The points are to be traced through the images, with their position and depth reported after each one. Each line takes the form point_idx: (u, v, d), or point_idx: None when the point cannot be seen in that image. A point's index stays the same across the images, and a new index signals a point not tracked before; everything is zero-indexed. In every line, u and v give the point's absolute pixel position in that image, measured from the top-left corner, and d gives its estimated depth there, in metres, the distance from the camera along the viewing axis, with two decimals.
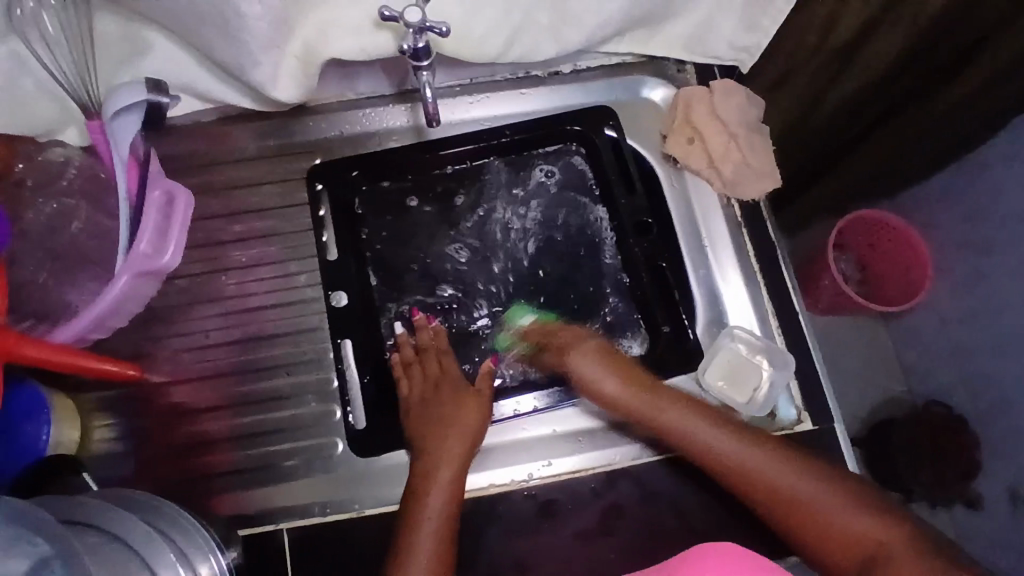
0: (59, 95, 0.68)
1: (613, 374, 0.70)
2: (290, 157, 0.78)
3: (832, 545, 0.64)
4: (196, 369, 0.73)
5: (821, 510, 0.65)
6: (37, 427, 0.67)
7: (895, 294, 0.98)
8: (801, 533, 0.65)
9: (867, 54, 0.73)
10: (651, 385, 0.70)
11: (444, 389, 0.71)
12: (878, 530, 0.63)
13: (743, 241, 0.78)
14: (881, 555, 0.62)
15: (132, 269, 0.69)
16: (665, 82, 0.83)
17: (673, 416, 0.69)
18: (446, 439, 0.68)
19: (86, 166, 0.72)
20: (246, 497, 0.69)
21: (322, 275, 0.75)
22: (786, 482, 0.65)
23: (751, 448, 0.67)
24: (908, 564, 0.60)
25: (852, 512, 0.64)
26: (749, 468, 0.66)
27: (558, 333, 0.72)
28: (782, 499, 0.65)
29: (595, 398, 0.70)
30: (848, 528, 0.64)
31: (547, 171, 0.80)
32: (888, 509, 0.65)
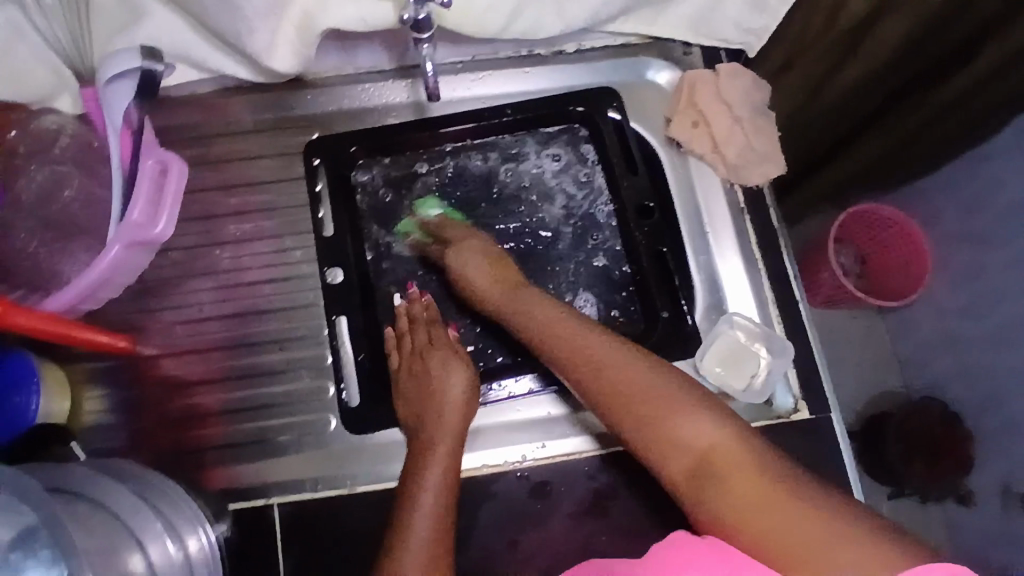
0: (53, 60, 0.67)
1: (481, 269, 0.70)
2: (288, 131, 0.77)
3: (671, 455, 0.58)
4: (189, 342, 0.72)
5: (661, 414, 0.59)
6: (25, 397, 0.66)
7: (894, 286, 0.97)
8: (636, 431, 0.59)
9: (871, 39, 0.73)
10: (516, 285, 0.69)
11: (431, 356, 0.68)
12: (720, 441, 0.56)
13: (745, 227, 0.77)
14: (711, 464, 0.55)
15: (121, 238, 0.67)
16: (671, 64, 0.81)
17: (535, 311, 0.67)
18: (439, 408, 0.66)
19: (80, 134, 0.71)
20: (236, 471, 0.69)
21: (318, 251, 0.74)
22: (631, 372, 0.61)
23: (612, 340, 0.64)
24: (747, 480, 0.53)
25: (702, 420, 0.57)
26: (594, 356, 0.63)
27: (448, 227, 0.73)
28: (617, 399, 0.61)
29: (466, 290, 0.71)
30: (697, 437, 0.57)
31: (551, 155, 0.79)
32: (744, 428, 0.57)
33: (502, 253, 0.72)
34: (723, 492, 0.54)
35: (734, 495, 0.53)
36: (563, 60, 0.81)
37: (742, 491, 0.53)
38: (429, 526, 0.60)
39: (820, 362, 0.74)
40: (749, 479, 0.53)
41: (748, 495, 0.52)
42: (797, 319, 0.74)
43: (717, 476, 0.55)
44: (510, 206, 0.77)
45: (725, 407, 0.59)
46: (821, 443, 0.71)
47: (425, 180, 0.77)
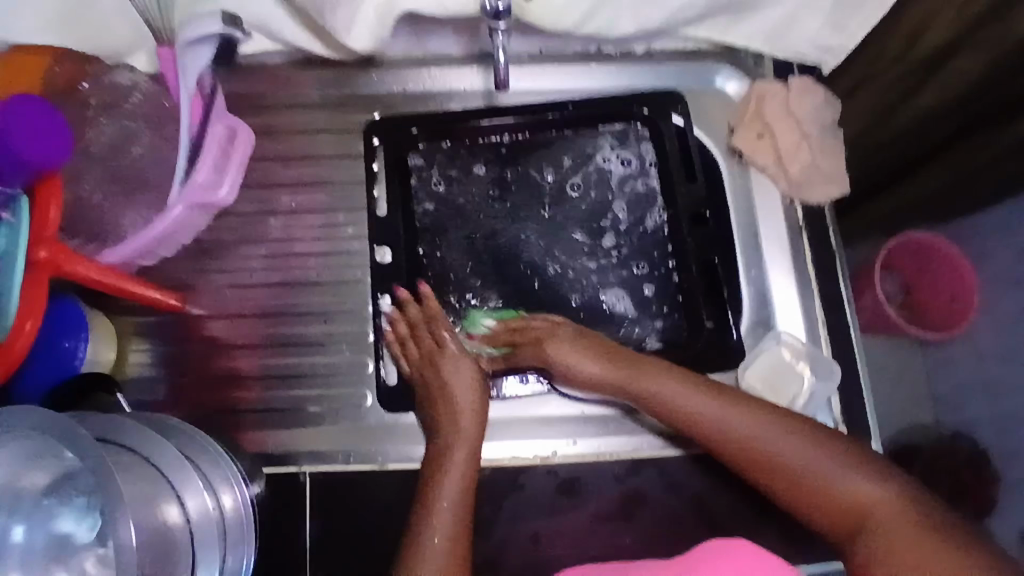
0: (135, 21, 0.71)
1: (586, 356, 0.66)
2: (350, 108, 0.78)
3: (832, 513, 0.60)
4: (236, 306, 0.73)
5: (823, 476, 0.61)
6: (74, 344, 0.67)
7: (933, 323, 0.96)
8: (816, 502, 0.61)
9: (950, 68, 0.70)
10: (629, 357, 0.66)
11: (444, 357, 0.68)
12: (882, 497, 0.59)
13: (802, 246, 0.75)
14: (871, 519, 0.59)
15: (186, 198, 0.69)
16: (740, 73, 0.80)
17: (661, 386, 0.65)
18: (453, 410, 0.66)
19: (151, 92, 0.72)
20: (269, 436, 0.70)
21: (370, 229, 0.75)
22: (796, 446, 0.62)
23: (749, 410, 0.63)
24: (899, 535, 0.57)
25: (858, 478, 0.60)
26: (741, 433, 0.63)
27: (526, 325, 0.69)
28: (785, 475, 0.62)
29: (573, 380, 0.67)
30: (854, 494, 0.60)
31: (624, 157, 0.77)
32: (893, 476, 0.60)
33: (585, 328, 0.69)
34: (885, 550, 0.57)
35: (891, 550, 0.56)
36: (630, 60, 0.80)
37: (898, 547, 0.56)
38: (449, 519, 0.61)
39: (867, 391, 0.72)
40: (908, 529, 0.57)
41: (907, 550, 0.56)
42: (847, 344, 0.73)
43: (874, 532, 0.58)
44: (570, 206, 0.76)
45: (867, 454, 0.62)
46: None
47: (482, 169, 0.76)
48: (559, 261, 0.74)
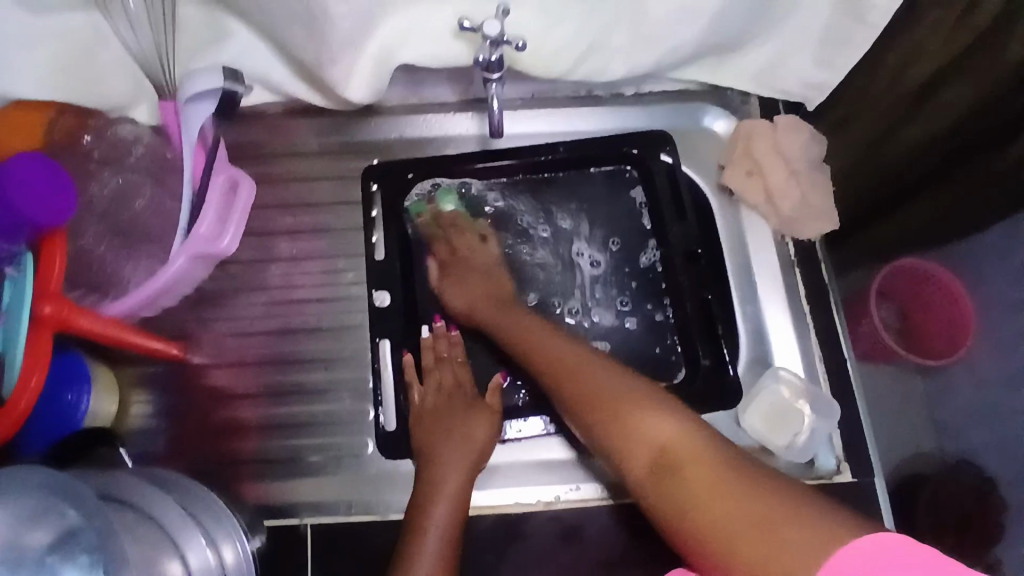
0: (134, 71, 0.70)
1: (472, 279, 0.74)
2: (349, 155, 0.79)
3: (636, 451, 0.57)
4: (237, 355, 0.74)
5: (639, 417, 0.58)
6: (77, 396, 0.67)
7: (938, 348, 0.86)
8: (623, 442, 0.58)
9: (932, 103, 0.73)
10: (506, 301, 0.72)
11: (461, 402, 0.69)
12: (688, 440, 0.56)
13: (795, 280, 0.76)
14: (674, 460, 0.55)
15: (190, 250, 0.69)
16: (728, 113, 0.82)
17: (516, 322, 0.70)
18: (459, 448, 0.67)
19: (154, 145, 0.73)
20: (270, 486, 0.69)
21: (368, 274, 0.76)
22: (618, 381, 0.61)
23: (585, 352, 0.65)
24: (700, 478, 0.53)
25: (668, 418, 0.58)
26: (570, 366, 0.64)
27: (451, 233, 0.76)
28: (602, 407, 0.60)
29: (456, 306, 0.74)
30: (659, 433, 0.57)
31: (595, 258, 0.77)
32: (703, 426, 0.57)
33: (491, 256, 0.76)
34: (682, 491, 0.54)
35: (690, 491, 0.53)
36: (621, 103, 0.82)
37: (695, 490, 0.53)
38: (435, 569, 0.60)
39: (864, 423, 0.72)
40: (708, 475, 0.53)
41: (710, 498, 0.52)
42: (844, 377, 0.73)
43: (675, 474, 0.55)
44: (559, 260, 0.78)
45: (692, 411, 0.59)
46: (863, 508, 0.69)
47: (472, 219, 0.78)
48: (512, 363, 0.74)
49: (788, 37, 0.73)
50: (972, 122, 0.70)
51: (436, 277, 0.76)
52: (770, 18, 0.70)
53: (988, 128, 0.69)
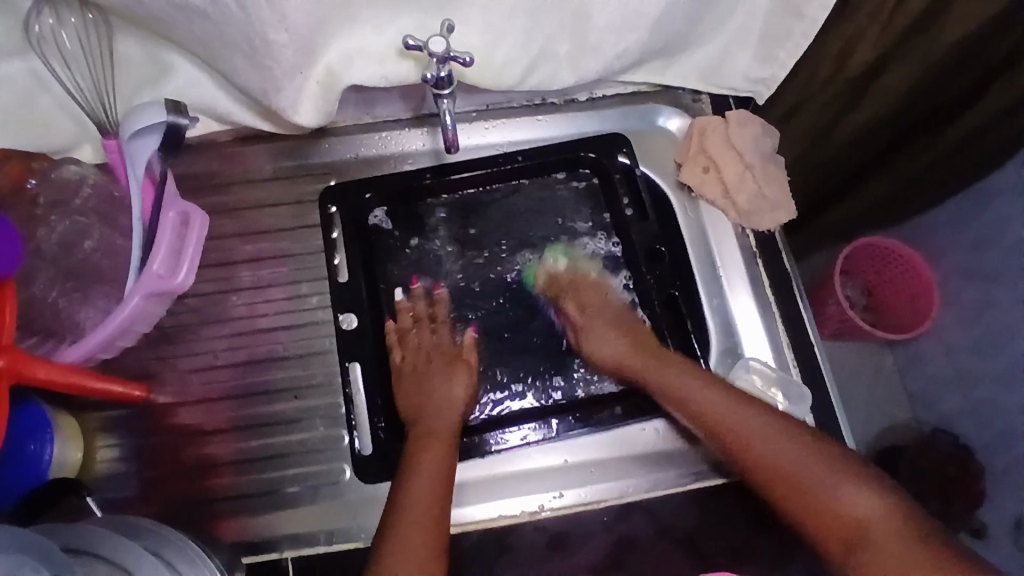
0: (76, 112, 0.68)
1: (615, 333, 0.73)
2: (305, 178, 0.78)
3: (819, 517, 0.61)
4: (203, 390, 0.72)
5: (823, 488, 0.62)
6: (40, 446, 0.65)
7: (907, 317, 0.99)
8: (800, 503, 0.62)
9: (875, 88, 0.75)
10: (660, 352, 0.71)
11: (438, 359, 0.71)
12: (880, 519, 0.59)
13: (757, 270, 0.77)
14: (861, 535, 0.59)
15: (143, 288, 0.67)
16: (680, 111, 0.83)
17: (681, 380, 0.69)
18: (442, 401, 0.69)
19: (101, 182, 0.71)
20: (248, 523, 0.68)
21: (333, 298, 0.74)
22: (789, 444, 0.64)
23: (750, 410, 0.66)
24: (885, 555, 0.57)
25: (853, 490, 0.61)
26: (739, 427, 0.66)
27: (580, 288, 0.76)
28: (774, 471, 0.63)
29: (601, 361, 0.72)
30: (847, 504, 0.60)
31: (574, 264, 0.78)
32: (903, 502, 0.60)
33: (624, 309, 0.76)
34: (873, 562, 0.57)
35: (882, 561, 0.57)
36: (575, 108, 0.82)
37: (884, 563, 0.57)
38: (426, 521, 0.61)
39: (837, 407, 0.73)
40: (910, 546, 0.57)
41: (896, 564, 0.56)
42: (813, 362, 0.74)
43: (862, 547, 0.58)
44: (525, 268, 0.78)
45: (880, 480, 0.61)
46: None
47: (438, 234, 0.78)
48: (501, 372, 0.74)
49: (731, 33, 0.74)
50: (947, 82, 0.73)
51: (572, 334, 0.74)
52: (708, 16, 0.71)
53: (966, 83, 0.72)
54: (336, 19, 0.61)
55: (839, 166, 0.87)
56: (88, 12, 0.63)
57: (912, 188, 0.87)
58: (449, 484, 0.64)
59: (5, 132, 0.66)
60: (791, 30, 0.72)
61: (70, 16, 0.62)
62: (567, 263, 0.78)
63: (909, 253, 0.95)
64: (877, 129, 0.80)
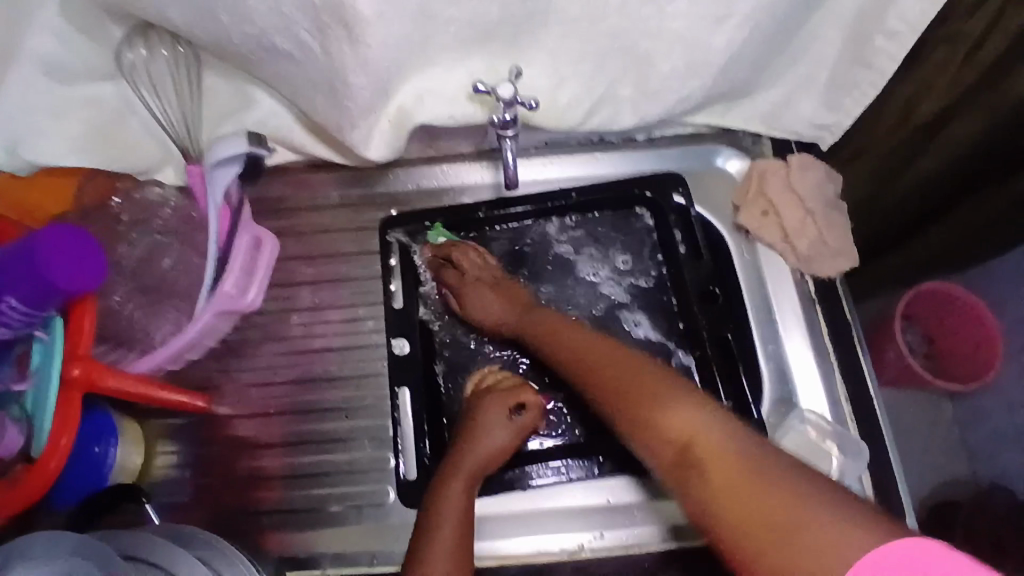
0: (161, 135, 0.73)
1: (495, 294, 0.74)
2: (368, 204, 0.81)
3: (657, 444, 0.56)
4: (260, 405, 0.75)
5: (668, 405, 0.56)
6: (104, 448, 0.69)
7: (962, 368, 0.98)
8: (643, 429, 0.57)
9: (945, 134, 0.72)
10: (531, 305, 0.73)
11: (492, 404, 0.68)
12: (713, 436, 0.53)
13: (815, 318, 0.75)
14: (691, 455, 0.53)
15: (215, 306, 0.71)
16: (741, 154, 0.82)
17: (547, 324, 0.71)
18: (473, 451, 0.66)
19: (180, 203, 0.76)
20: (294, 538, 0.70)
21: (387, 323, 0.76)
22: (637, 374, 0.61)
23: (609, 347, 0.66)
24: (722, 472, 0.50)
25: (686, 409, 0.55)
26: (593, 358, 0.65)
27: (461, 259, 0.77)
28: (629, 406, 0.59)
29: (483, 322, 0.74)
30: (680, 425, 0.55)
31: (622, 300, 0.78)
32: (728, 417, 0.55)
33: (502, 275, 0.76)
34: (705, 488, 0.51)
35: (715, 483, 0.50)
36: (633, 147, 0.83)
37: (718, 481, 0.50)
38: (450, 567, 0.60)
39: (895, 468, 0.70)
40: (738, 459, 0.50)
41: (733, 478, 0.50)
42: (870, 418, 0.72)
43: (692, 465, 0.52)
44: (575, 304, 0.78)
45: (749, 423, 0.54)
46: None
47: None
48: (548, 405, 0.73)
49: (796, 80, 0.73)
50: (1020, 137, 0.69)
51: (456, 305, 0.75)
52: (775, 64, 0.71)
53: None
54: (410, 61, 0.63)
55: (904, 215, 0.84)
56: (178, 45, 0.70)
57: (978, 237, 0.83)
58: (467, 540, 0.63)
59: (100, 152, 0.70)
60: (861, 79, 0.71)
61: (162, 49, 0.70)
62: (451, 239, 0.79)
63: (975, 301, 0.92)
64: (936, 181, 0.77)
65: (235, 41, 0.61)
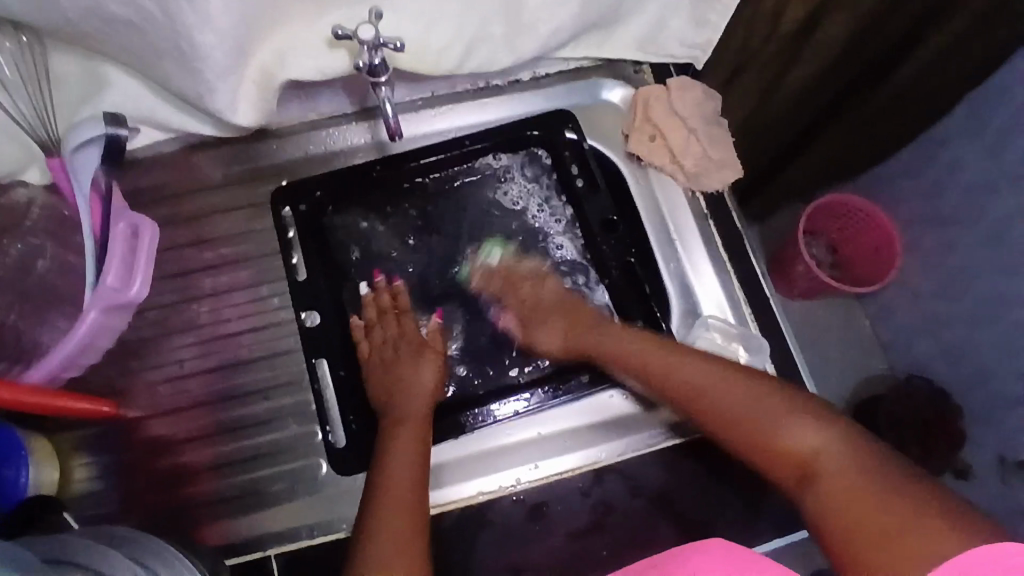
0: (19, 134, 0.66)
1: (562, 323, 0.74)
2: (259, 180, 0.78)
3: (773, 455, 0.62)
4: (175, 400, 0.72)
5: (773, 426, 0.62)
6: (15, 471, 0.65)
7: (865, 274, 1.04)
8: (760, 441, 0.62)
9: (815, 39, 0.75)
10: (602, 325, 0.73)
11: (405, 354, 0.71)
12: (834, 452, 0.59)
13: (710, 231, 0.79)
14: (814, 469, 0.59)
15: (97, 303, 0.68)
16: (623, 83, 0.84)
17: (623, 343, 0.71)
18: (408, 395, 0.69)
19: (49, 203, 0.70)
20: (231, 526, 0.68)
21: (293, 296, 0.75)
22: (738, 388, 0.65)
23: (696, 357, 0.68)
24: (840, 483, 0.57)
25: (816, 428, 0.61)
26: (690, 375, 0.67)
27: (522, 276, 0.76)
28: (740, 425, 0.64)
29: (553, 353, 0.73)
30: (806, 441, 0.60)
31: (532, 240, 0.78)
32: (859, 434, 0.60)
33: (563, 292, 0.76)
34: (829, 496, 0.57)
35: (839, 492, 0.56)
36: (521, 89, 0.83)
37: (838, 490, 0.56)
38: (406, 501, 0.61)
39: (797, 356, 0.75)
40: (871, 481, 0.55)
41: (857, 489, 0.56)
42: (770, 315, 0.76)
43: (817, 476, 0.58)
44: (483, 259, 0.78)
45: (840, 419, 0.62)
46: None
47: (383, 232, 0.77)
48: (466, 355, 0.74)
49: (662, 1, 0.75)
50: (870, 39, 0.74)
51: (517, 329, 0.74)
52: None
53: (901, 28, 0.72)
54: (262, 20, 0.61)
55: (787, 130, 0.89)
56: (21, 35, 0.64)
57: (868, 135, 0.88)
58: (424, 466, 0.64)
59: None
60: None
61: (4, 41, 0.64)
62: (502, 255, 0.77)
63: (872, 208, 0.97)
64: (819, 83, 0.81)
65: (73, 15, 0.58)
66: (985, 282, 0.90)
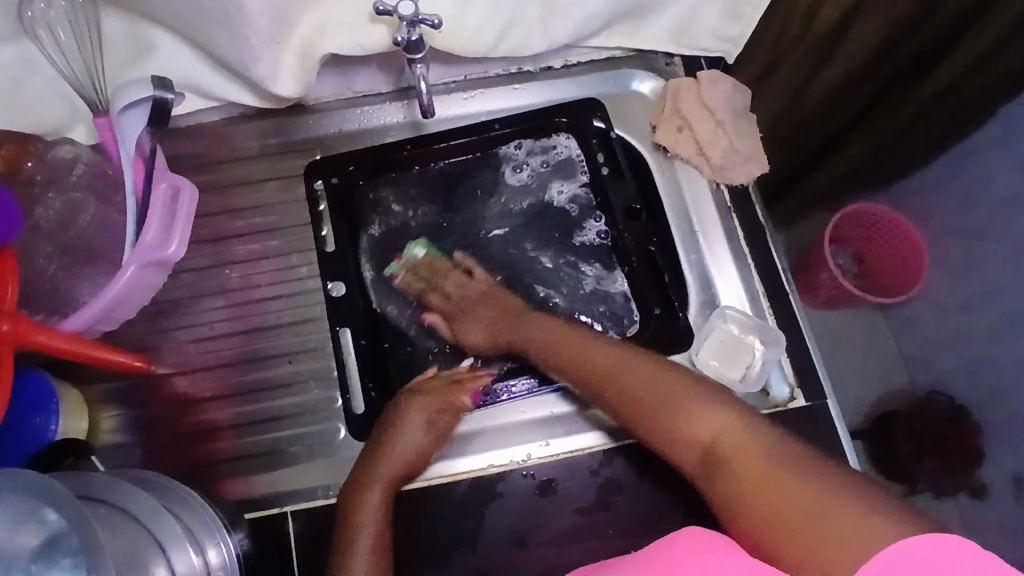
0: (68, 93, 0.70)
1: (482, 318, 0.73)
2: (294, 153, 0.80)
3: (681, 439, 0.60)
4: (202, 359, 0.75)
5: (682, 406, 0.61)
6: (45, 419, 0.67)
7: (892, 289, 1.02)
8: (665, 427, 0.61)
9: (849, 42, 0.76)
10: (521, 315, 0.72)
11: (409, 414, 0.68)
12: (733, 428, 0.58)
13: (733, 224, 0.79)
14: (719, 451, 0.57)
15: (136, 259, 0.70)
16: (654, 75, 0.85)
17: (540, 335, 0.70)
18: (390, 459, 0.67)
19: (94, 163, 0.74)
20: (248, 482, 0.70)
21: (320, 266, 0.77)
22: (644, 370, 0.64)
23: (601, 347, 0.67)
24: (746, 462, 0.55)
25: (701, 407, 0.60)
26: (600, 360, 0.67)
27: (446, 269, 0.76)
28: (652, 408, 0.62)
29: (473, 345, 0.73)
30: (703, 423, 0.59)
31: (558, 222, 0.80)
32: (746, 411, 0.59)
33: (490, 285, 0.75)
34: (737, 478, 0.55)
35: (745, 474, 0.54)
36: (552, 76, 0.84)
37: (745, 468, 0.55)
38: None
39: (814, 353, 0.75)
40: (772, 455, 0.54)
41: (758, 467, 0.54)
42: (789, 310, 0.76)
43: (723, 459, 0.56)
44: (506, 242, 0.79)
45: (732, 397, 0.61)
46: (819, 430, 0.72)
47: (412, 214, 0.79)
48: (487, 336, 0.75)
49: None
50: (905, 43, 0.74)
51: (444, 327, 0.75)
52: None
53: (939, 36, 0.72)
54: None
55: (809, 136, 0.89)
56: None
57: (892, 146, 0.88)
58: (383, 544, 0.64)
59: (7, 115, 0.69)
60: None
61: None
62: (426, 252, 0.77)
63: (898, 217, 0.96)
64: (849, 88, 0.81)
65: None
66: (1011, 293, 0.88)
